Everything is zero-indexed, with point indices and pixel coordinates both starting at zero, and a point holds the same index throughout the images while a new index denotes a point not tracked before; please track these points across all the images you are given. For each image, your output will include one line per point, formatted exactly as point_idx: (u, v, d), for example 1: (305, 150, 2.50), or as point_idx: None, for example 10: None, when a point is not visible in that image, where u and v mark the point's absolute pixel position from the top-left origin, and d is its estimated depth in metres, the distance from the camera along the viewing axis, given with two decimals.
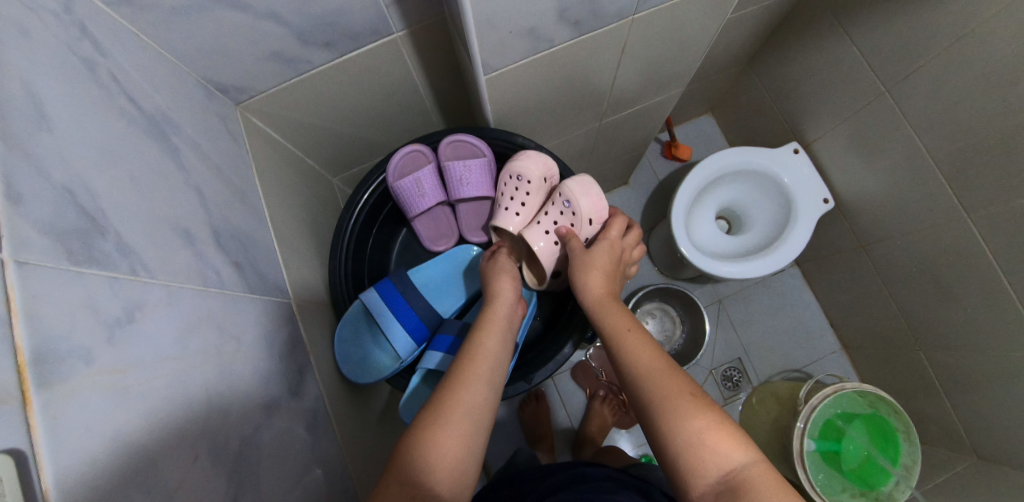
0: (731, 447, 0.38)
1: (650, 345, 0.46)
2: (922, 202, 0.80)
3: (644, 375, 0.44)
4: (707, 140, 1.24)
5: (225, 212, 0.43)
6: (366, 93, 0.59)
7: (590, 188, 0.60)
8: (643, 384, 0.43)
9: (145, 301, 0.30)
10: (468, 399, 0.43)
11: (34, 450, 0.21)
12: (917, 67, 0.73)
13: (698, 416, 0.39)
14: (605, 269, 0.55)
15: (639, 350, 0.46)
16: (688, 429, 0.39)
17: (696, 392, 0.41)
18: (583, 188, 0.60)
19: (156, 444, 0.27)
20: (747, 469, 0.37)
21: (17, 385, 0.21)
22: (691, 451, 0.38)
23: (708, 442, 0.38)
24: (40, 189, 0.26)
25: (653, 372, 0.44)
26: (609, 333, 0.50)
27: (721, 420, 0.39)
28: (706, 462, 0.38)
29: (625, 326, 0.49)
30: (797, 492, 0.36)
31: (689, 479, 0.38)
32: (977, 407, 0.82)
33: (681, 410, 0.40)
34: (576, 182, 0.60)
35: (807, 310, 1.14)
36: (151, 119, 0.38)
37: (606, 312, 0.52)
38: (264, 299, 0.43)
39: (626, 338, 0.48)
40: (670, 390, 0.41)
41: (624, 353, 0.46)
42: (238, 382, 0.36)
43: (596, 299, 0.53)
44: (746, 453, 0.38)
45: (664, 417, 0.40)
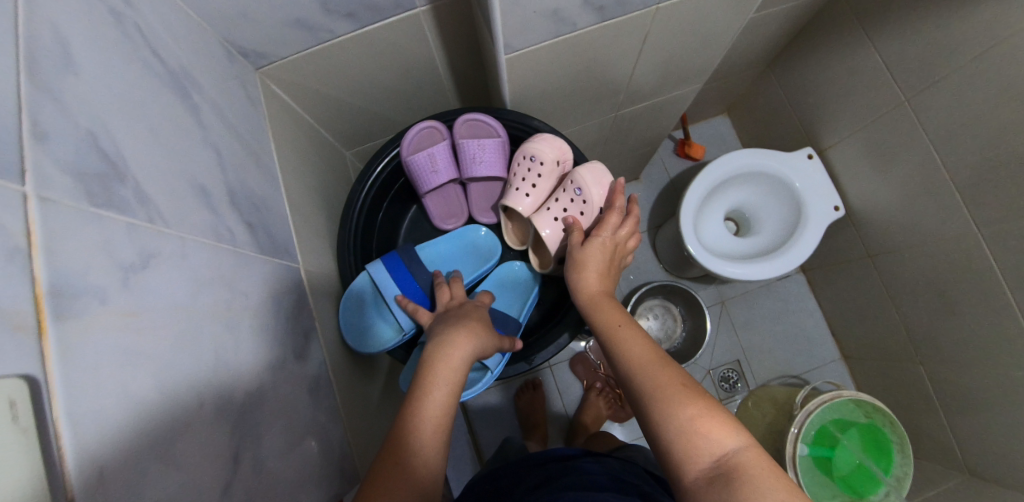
0: (722, 433, 0.37)
1: (643, 338, 0.47)
2: (933, 215, 0.80)
3: (635, 367, 0.44)
4: (721, 140, 1.23)
5: (240, 173, 0.43)
6: (385, 67, 0.59)
7: (602, 177, 0.60)
8: (636, 375, 0.43)
9: (159, 250, 0.30)
10: (446, 383, 0.44)
11: (47, 378, 0.21)
12: (940, 79, 0.72)
13: (689, 403, 0.39)
14: (599, 265, 0.55)
15: (631, 344, 0.47)
16: (678, 417, 0.38)
17: (688, 381, 0.41)
18: (596, 177, 0.60)
19: (164, 388, 0.28)
20: (740, 453, 0.36)
21: (33, 314, 0.22)
22: (683, 437, 0.38)
23: (700, 428, 0.38)
24: (64, 130, 0.26)
25: (644, 363, 0.44)
26: (601, 329, 0.50)
27: (712, 408, 0.39)
28: (699, 447, 0.37)
29: (617, 322, 0.50)
30: (788, 478, 0.35)
31: (682, 467, 0.37)
32: (973, 425, 0.82)
33: (671, 398, 0.40)
34: (589, 171, 0.60)
35: (809, 317, 1.14)
36: (173, 75, 0.38)
37: (598, 308, 0.52)
38: (274, 261, 0.44)
39: (617, 333, 0.48)
40: (660, 379, 0.42)
41: (617, 346, 0.47)
42: (245, 339, 0.36)
43: (591, 296, 0.53)
44: (737, 438, 0.37)
45: (656, 405, 0.40)
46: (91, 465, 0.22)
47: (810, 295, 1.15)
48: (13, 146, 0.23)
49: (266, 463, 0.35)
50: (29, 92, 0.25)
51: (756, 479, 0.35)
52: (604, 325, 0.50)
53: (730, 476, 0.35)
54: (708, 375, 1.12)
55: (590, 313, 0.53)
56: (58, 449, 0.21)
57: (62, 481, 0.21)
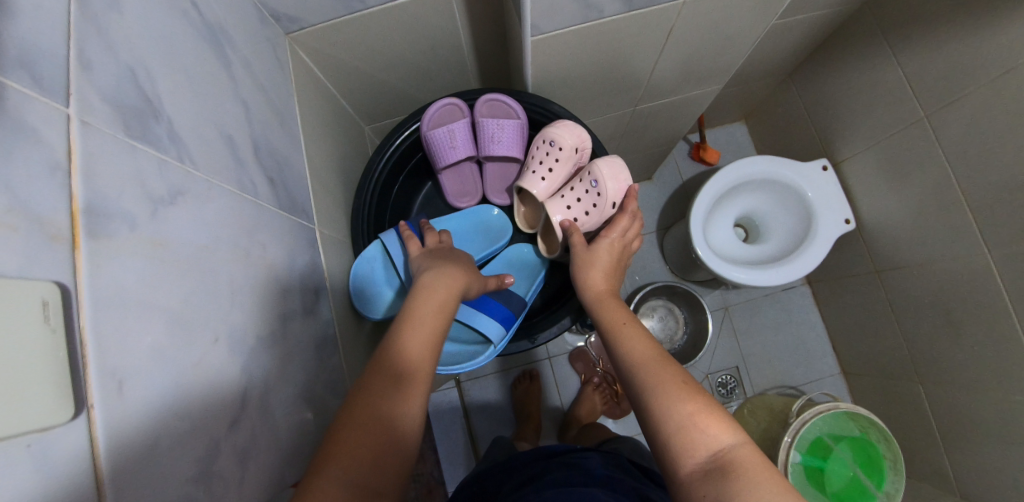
0: (719, 428, 0.37)
1: (645, 336, 0.47)
2: (944, 234, 0.80)
3: (636, 363, 0.44)
4: (736, 147, 1.23)
5: (265, 130, 0.44)
6: (411, 42, 0.59)
7: (620, 173, 0.60)
8: (636, 370, 0.43)
9: (187, 189, 0.31)
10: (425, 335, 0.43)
11: (77, 289, 0.22)
12: (961, 97, 0.72)
13: (688, 399, 0.39)
14: (605, 266, 0.56)
15: (633, 341, 0.47)
16: (677, 412, 0.38)
17: (688, 378, 0.41)
18: (613, 172, 0.60)
19: (183, 320, 0.28)
20: (736, 449, 0.36)
21: (68, 228, 0.22)
22: (680, 430, 0.37)
23: (698, 424, 0.37)
24: (106, 62, 0.27)
25: (644, 359, 0.44)
26: (604, 326, 0.51)
27: (711, 404, 0.38)
28: (695, 441, 0.36)
29: (621, 320, 0.50)
30: (785, 477, 0.34)
31: (677, 460, 0.37)
32: (968, 446, 0.82)
33: (669, 392, 0.39)
34: (607, 165, 0.60)
35: (811, 329, 1.14)
36: (210, 27, 0.39)
37: (603, 305, 0.53)
38: (292, 219, 0.45)
39: (620, 331, 0.49)
40: (659, 374, 0.42)
41: (619, 343, 0.47)
42: (260, 287, 0.37)
43: (596, 294, 0.54)
44: (734, 434, 0.37)
45: (655, 399, 0.40)
46: (112, 378, 0.23)
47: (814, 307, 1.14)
48: (60, 70, 0.24)
49: (272, 406, 0.36)
50: (77, 22, 0.26)
51: (751, 475, 0.34)
52: (608, 322, 0.51)
53: (726, 471, 0.34)
54: (705, 379, 1.12)
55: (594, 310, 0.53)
56: (83, 356, 0.22)
57: (85, 387, 0.21)
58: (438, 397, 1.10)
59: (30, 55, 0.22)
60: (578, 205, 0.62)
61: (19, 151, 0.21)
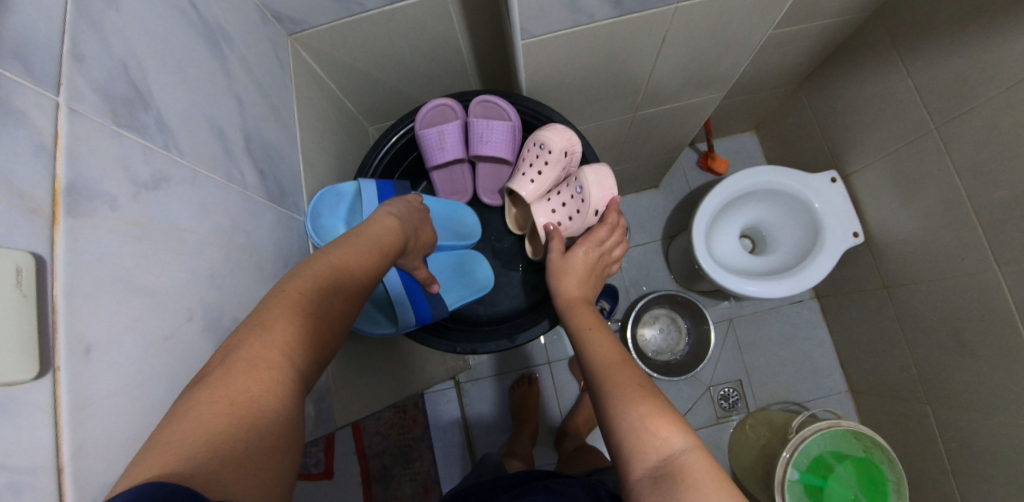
0: (670, 431, 0.37)
1: (612, 341, 0.49)
2: (954, 249, 0.77)
3: (599, 367, 0.45)
4: (745, 157, 1.21)
5: (259, 124, 0.46)
6: (409, 45, 0.61)
7: (606, 181, 0.60)
8: (599, 373, 0.45)
9: (172, 175, 0.33)
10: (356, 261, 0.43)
11: (52, 260, 0.24)
12: (973, 109, 0.70)
13: (643, 402, 0.39)
14: (579, 275, 0.58)
15: (599, 345, 0.48)
16: (631, 414, 0.38)
17: (647, 383, 0.42)
18: (598, 180, 0.59)
19: (158, 297, 0.30)
20: (687, 453, 0.36)
21: (49, 204, 0.24)
22: (631, 430, 0.38)
23: (650, 426, 0.37)
24: (99, 55, 0.30)
25: (607, 363, 0.45)
26: (573, 329, 0.52)
27: (665, 409, 0.39)
28: (645, 441, 0.37)
29: (588, 326, 0.52)
30: (733, 485, 0.34)
31: (630, 462, 0.37)
32: (977, 472, 0.78)
33: (626, 395, 0.40)
34: (594, 173, 0.59)
35: (818, 345, 1.11)
36: (208, 26, 0.42)
37: (575, 311, 0.54)
38: (279, 210, 0.47)
39: (587, 336, 0.50)
40: (617, 378, 0.43)
41: (587, 347, 0.49)
42: (241, 272, 0.39)
43: (569, 301, 0.56)
44: (684, 438, 0.36)
45: (611, 403, 0.41)
46: (81, 343, 0.25)
47: (823, 323, 1.11)
48: (52, 60, 0.26)
49: None
50: (72, 18, 0.28)
51: (697, 477, 0.34)
52: (576, 327, 0.52)
53: (674, 473, 0.35)
54: (706, 391, 1.10)
55: (565, 316, 0.55)
56: (53, 322, 0.23)
57: (53, 350, 0.23)
58: (436, 397, 1.11)
59: (24, 46, 0.25)
60: (563, 209, 0.63)
61: (8, 133, 0.23)
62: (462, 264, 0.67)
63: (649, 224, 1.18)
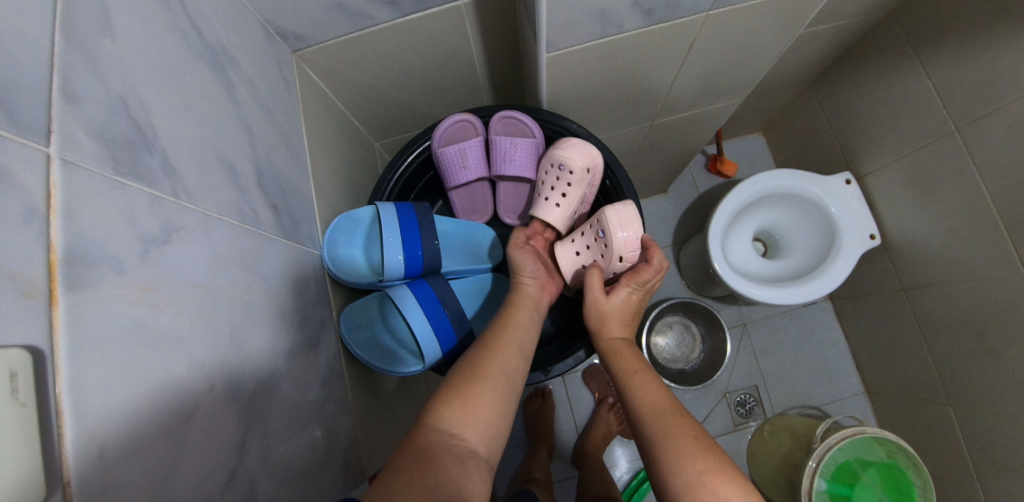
0: (730, 490, 0.35)
1: (658, 386, 0.46)
2: (976, 252, 0.76)
3: (646, 416, 0.43)
4: (753, 159, 1.19)
5: (270, 153, 0.42)
6: (422, 58, 0.58)
7: (631, 223, 0.56)
8: (649, 422, 0.42)
9: (183, 224, 0.29)
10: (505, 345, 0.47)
11: (53, 351, 0.20)
12: (997, 109, 0.68)
13: (698, 458, 0.37)
14: (622, 317, 0.54)
15: (646, 391, 0.45)
16: (686, 469, 0.37)
17: (702, 436, 0.39)
18: (622, 223, 0.56)
19: (177, 371, 0.26)
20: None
21: (46, 282, 0.20)
22: (691, 493, 0.36)
23: (708, 484, 0.36)
24: (95, 92, 0.25)
25: (659, 412, 0.42)
26: (617, 371, 0.49)
27: (722, 465, 0.37)
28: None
29: (632, 369, 0.48)
30: None
31: None
32: (1003, 477, 0.77)
33: (680, 450, 0.38)
34: (616, 214, 0.56)
35: (833, 348, 1.09)
36: (211, 49, 0.38)
37: (616, 354, 0.51)
38: (295, 246, 0.42)
39: (633, 382, 0.47)
40: (670, 430, 0.40)
41: (632, 393, 0.46)
42: (261, 323, 0.35)
43: (612, 344, 0.52)
44: (746, 500, 0.35)
45: (665, 461, 0.38)
46: (91, 446, 0.21)
47: (838, 326, 1.10)
48: (39, 103, 0.22)
49: (273, 452, 0.34)
50: (61, 52, 0.24)
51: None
52: (620, 370, 0.49)
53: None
54: (723, 399, 1.08)
55: (608, 362, 0.51)
56: (58, 427, 0.19)
57: (60, 463, 0.19)
58: None
59: (4, 89, 0.20)
60: (587, 251, 0.60)
61: None
62: (487, 291, 0.64)
63: (659, 230, 1.16)
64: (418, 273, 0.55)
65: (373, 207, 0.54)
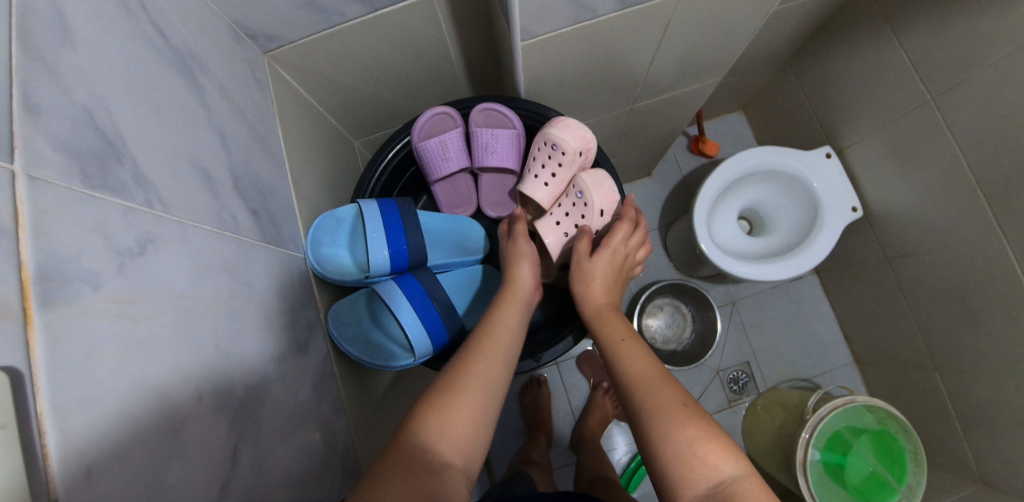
0: (719, 457, 0.36)
1: (646, 357, 0.45)
2: (955, 218, 0.77)
3: (635, 384, 0.43)
4: (736, 138, 1.20)
5: (246, 158, 0.41)
6: (397, 53, 0.57)
7: (604, 182, 0.58)
8: (635, 391, 0.42)
9: (159, 235, 0.29)
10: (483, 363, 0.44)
11: (33, 371, 0.20)
12: (969, 77, 0.69)
13: (687, 426, 0.37)
14: (606, 279, 0.54)
15: (634, 360, 0.45)
16: (676, 437, 0.37)
17: (690, 408, 0.39)
18: (596, 181, 0.58)
19: (161, 381, 0.26)
20: (736, 481, 0.35)
21: (20, 301, 0.20)
22: (679, 460, 0.36)
23: (698, 452, 0.36)
24: (59, 105, 0.25)
25: (645, 380, 0.43)
26: (607, 341, 0.49)
27: (711, 432, 0.37)
28: (693, 471, 0.36)
29: (620, 337, 0.49)
30: None
31: (677, 490, 0.36)
32: (989, 435, 0.80)
33: (669, 418, 0.38)
34: (590, 175, 0.58)
35: (821, 320, 1.12)
36: (178, 53, 0.37)
37: (602, 321, 0.51)
38: (277, 250, 0.42)
39: (620, 349, 0.47)
40: (658, 400, 0.40)
41: (619, 361, 0.46)
42: (247, 328, 0.35)
43: (597, 310, 0.52)
44: (735, 465, 0.36)
45: (654, 428, 0.38)
46: (76, 464, 0.20)
47: (825, 298, 1.12)
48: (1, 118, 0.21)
49: (268, 457, 0.34)
50: (21, 63, 0.23)
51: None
52: (607, 340, 0.49)
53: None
54: (716, 376, 1.10)
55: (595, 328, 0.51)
56: (42, 446, 0.19)
57: (46, 482, 0.19)
58: None
59: None
60: (568, 219, 0.60)
61: None
62: (475, 283, 0.64)
63: (646, 213, 1.16)
64: (403, 267, 0.55)
65: (355, 205, 0.54)
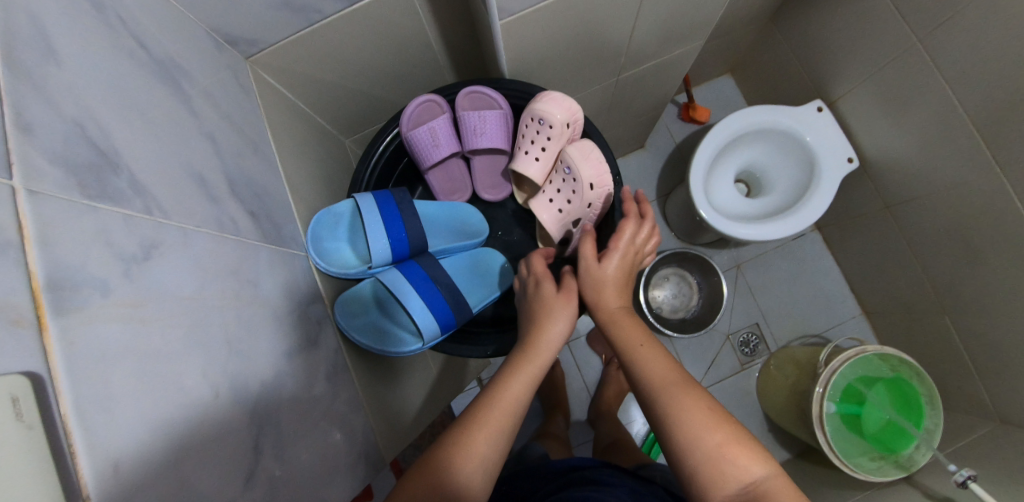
0: (748, 459, 0.39)
1: (664, 358, 0.46)
2: (951, 159, 0.77)
3: (659, 389, 0.43)
4: (726, 102, 1.19)
5: (240, 162, 0.42)
6: (378, 46, 0.57)
7: (591, 154, 0.58)
8: (659, 397, 0.43)
9: (162, 240, 0.29)
10: (488, 435, 0.42)
11: (51, 374, 0.20)
12: (952, 16, 0.69)
13: (716, 431, 0.40)
14: (617, 284, 0.54)
15: (653, 363, 0.46)
16: (706, 443, 0.39)
17: (714, 411, 0.41)
18: (582, 154, 0.58)
19: (178, 381, 0.27)
20: (765, 480, 0.38)
21: (31, 309, 0.20)
22: (710, 466, 0.39)
23: (728, 456, 0.39)
24: (50, 120, 0.25)
25: (667, 384, 0.43)
26: (623, 344, 0.49)
27: (738, 436, 0.40)
28: (724, 476, 0.38)
29: (637, 342, 0.48)
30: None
31: (708, 492, 0.39)
32: (1002, 370, 0.80)
33: (697, 424, 0.40)
34: (576, 148, 0.58)
35: (827, 275, 1.12)
36: (161, 64, 0.37)
37: (617, 326, 0.51)
38: (280, 248, 0.43)
39: (637, 354, 0.47)
40: (687, 412, 0.41)
41: (639, 366, 0.46)
42: (258, 325, 0.35)
43: (610, 314, 0.52)
44: (765, 467, 0.39)
45: (685, 438, 0.40)
46: (107, 461, 0.21)
47: (829, 254, 1.12)
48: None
49: (290, 450, 0.35)
50: (9, 82, 0.23)
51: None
52: (623, 344, 0.49)
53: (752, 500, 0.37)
54: (726, 342, 1.11)
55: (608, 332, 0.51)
56: (69, 445, 0.20)
57: (77, 479, 0.20)
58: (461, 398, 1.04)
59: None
60: (560, 196, 0.61)
61: None
62: (477, 265, 0.64)
63: (642, 186, 1.16)
64: (404, 254, 0.56)
65: (353, 200, 0.55)
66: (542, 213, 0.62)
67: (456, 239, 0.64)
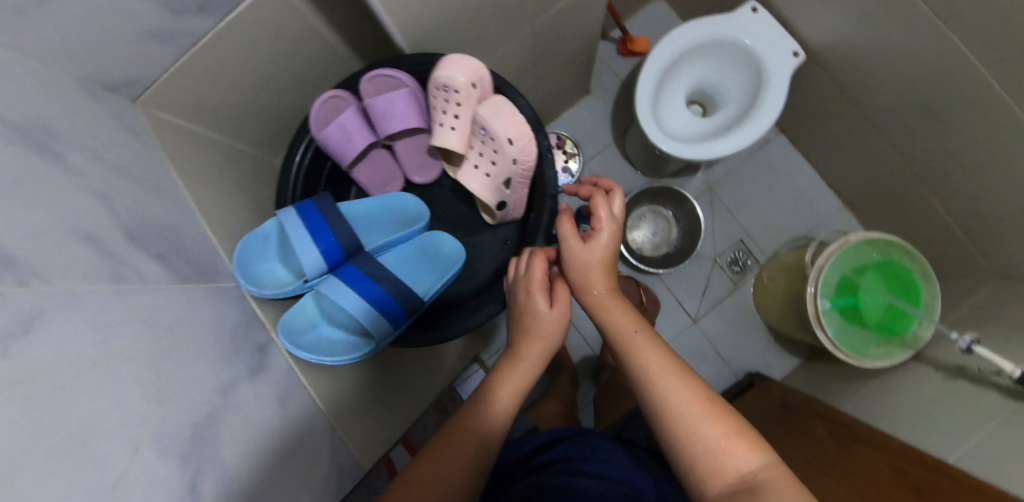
0: (749, 450, 0.38)
1: (661, 351, 0.45)
2: (892, 26, 0.74)
3: (657, 381, 0.43)
4: (664, 25, 1.15)
5: (139, 207, 0.40)
6: (267, 55, 0.54)
7: (505, 111, 0.56)
8: (653, 387, 0.42)
9: (48, 307, 0.28)
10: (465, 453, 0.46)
11: None
12: None
13: (716, 423, 0.39)
14: (604, 265, 0.51)
15: (649, 356, 0.45)
16: (705, 434, 0.39)
17: (713, 406, 0.40)
18: (495, 112, 0.55)
19: (84, 444, 0.26)
20: (762, 471, 0.37)
21: None
22: (709, 456, 0.38)
23: (728, 448, 0.38)
24: None
25: (663, 371, 0.43)
26: (618, 335, 0.48)
27: (740, 427, 0.39)
28: (722, 471, 0.38)
29: (630, 328, 0.48)
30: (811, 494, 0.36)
31: (706, 479, 0.38)
32: (989, 228, 0.79)
33: (695, 415, 0.40)
34: (488, 106, 0.56)
35: (801, 176, 1.10)
36: (29, 120, 0.34)
37: (609, 314, 0.50)
38: (195, 285, 0.42)
39: (631, 340, 0.47)
40: (684, 402, 0.40)
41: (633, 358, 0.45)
42: (173, 368, 0.35)
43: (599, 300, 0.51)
44: (764, 456, 0.38)
45: (686, 432, 0.40)
46: None
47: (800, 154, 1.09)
48: None
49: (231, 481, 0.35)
50: None
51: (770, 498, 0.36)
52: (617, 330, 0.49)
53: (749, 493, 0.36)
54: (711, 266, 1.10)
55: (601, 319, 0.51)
56: None
57: None
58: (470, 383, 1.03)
59: None
60: (483, 160, 0.60)
61: None
62: (427, 251, 0.64)
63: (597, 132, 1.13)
64: (340, 263, 0.55)
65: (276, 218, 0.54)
66: (472, 180, 0.60)
67: (404, 230, 0.63)
